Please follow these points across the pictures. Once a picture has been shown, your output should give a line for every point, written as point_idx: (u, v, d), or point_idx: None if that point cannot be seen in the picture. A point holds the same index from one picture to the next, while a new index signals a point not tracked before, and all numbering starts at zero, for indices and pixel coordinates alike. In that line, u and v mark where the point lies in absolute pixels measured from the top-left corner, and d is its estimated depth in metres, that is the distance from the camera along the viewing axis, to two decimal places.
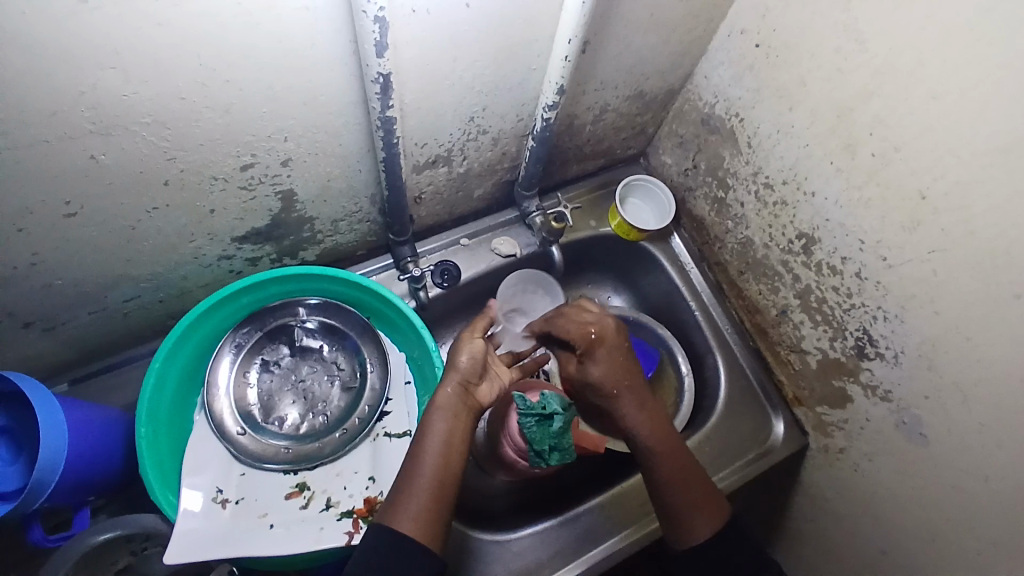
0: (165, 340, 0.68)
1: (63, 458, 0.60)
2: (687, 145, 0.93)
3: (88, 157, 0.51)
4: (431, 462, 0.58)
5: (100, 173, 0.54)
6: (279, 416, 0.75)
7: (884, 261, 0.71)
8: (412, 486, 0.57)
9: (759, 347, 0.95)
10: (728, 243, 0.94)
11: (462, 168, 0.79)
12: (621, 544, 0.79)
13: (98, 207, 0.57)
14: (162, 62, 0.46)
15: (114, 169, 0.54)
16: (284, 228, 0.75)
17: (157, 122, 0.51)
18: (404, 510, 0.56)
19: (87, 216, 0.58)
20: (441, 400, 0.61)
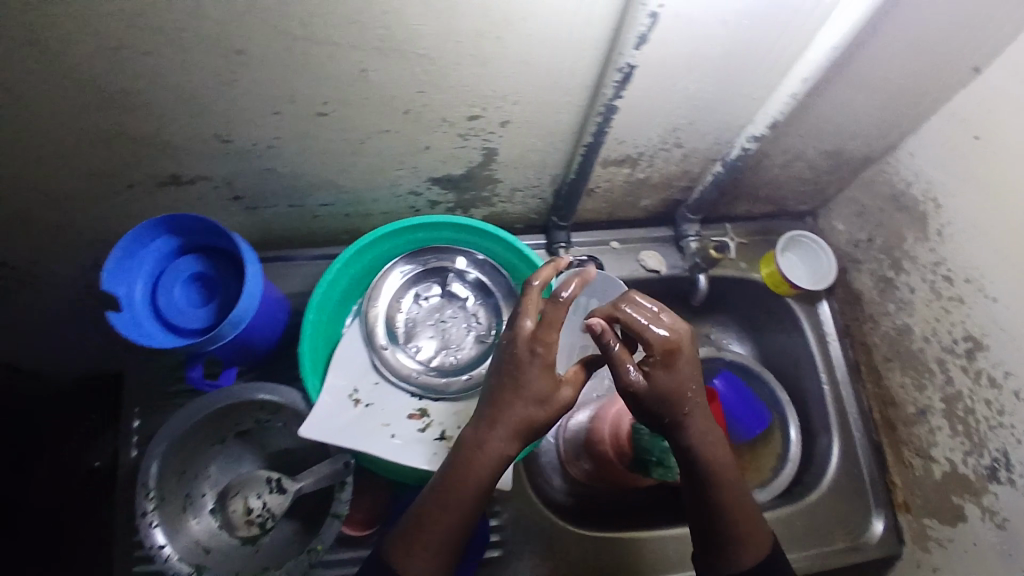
0: (348, 247, 0.78)
1: (247, 317, 0.68)
2: (867, 216, 0.90)
3: (360, 69, 0.59)
4: (452, 509, 0.57)
5: (363, 86, 0.61)
6: (417, 345, 0.82)
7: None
8: (429, 529, 0.57)
9: (880, 442, 0.92)
10: (881, 326, 0.90)
11: (643, 174, 0.82)
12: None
13: (343, 115, 0.65)
14: (456, 5, 0.52)
15: (373, 86, 0.61)
16: (472, 182, 0.81)
17: (428, 57, 0.58)
18: (417, 560, 0.57)
19: (332, 120, 0.66)
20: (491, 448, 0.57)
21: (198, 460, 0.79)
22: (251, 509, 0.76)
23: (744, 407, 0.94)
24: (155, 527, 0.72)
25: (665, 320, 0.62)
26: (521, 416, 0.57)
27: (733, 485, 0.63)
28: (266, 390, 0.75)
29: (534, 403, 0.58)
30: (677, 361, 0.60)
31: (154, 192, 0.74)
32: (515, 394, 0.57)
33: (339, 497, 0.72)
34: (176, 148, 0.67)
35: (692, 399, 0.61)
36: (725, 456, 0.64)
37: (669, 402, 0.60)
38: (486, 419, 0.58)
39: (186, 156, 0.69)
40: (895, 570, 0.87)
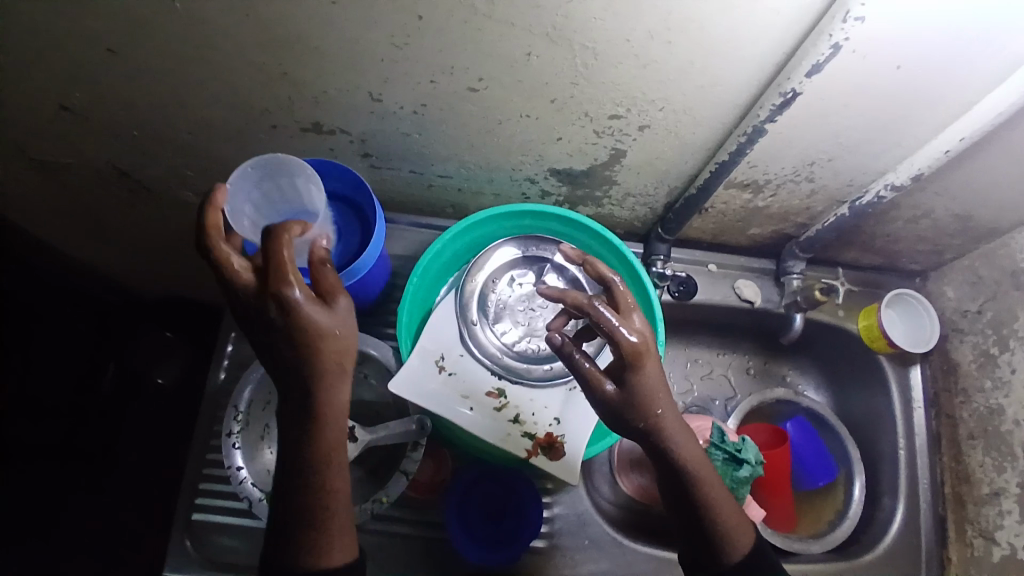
0: (461, 221, 0.80)
1: (364, 270, 0.73)
2: (982, 287, 0.87)
3: (525, 52, 0.61)
4: (330, 480, 0.61)
5: (521, 69, 0.63)
6: (503, 327, 0.83)
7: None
8: (332, 511, 0.61)
9: (946, 517, 0.88)
10: (974, 402, 0.87)
11: (763, 203, 0.82)
12: None
13: (491, 93, 0.67)
14: (639, 6, 0.53)
15: (531, 70, 0.63)
16: (589, 179, 0.82)
17: (593, 51, 0.59)
18: (329, 540, 0.61)
19: (481, 96, 0.68)
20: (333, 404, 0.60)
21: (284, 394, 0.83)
22: None
23: (816, 457, 0.93)
24: (235, 449, 0.77)
25: (637, 322, 0.59)
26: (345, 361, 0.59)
27: (708, 475, 0.64)
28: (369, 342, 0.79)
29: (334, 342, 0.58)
30: (649, 362, 0.59)
31: (294, 136, 0.78)
32: (331, 364, 0.58)
33: (409, 456, 0.75)
34: (328, 99, 0.71)
35: (667, 400, 0.60)
36: (695, 453, 0.63)
37: (637, 414, 0.60)
38: (313, 396, 0.59)
39: (333, 107, 0.72)
40: None
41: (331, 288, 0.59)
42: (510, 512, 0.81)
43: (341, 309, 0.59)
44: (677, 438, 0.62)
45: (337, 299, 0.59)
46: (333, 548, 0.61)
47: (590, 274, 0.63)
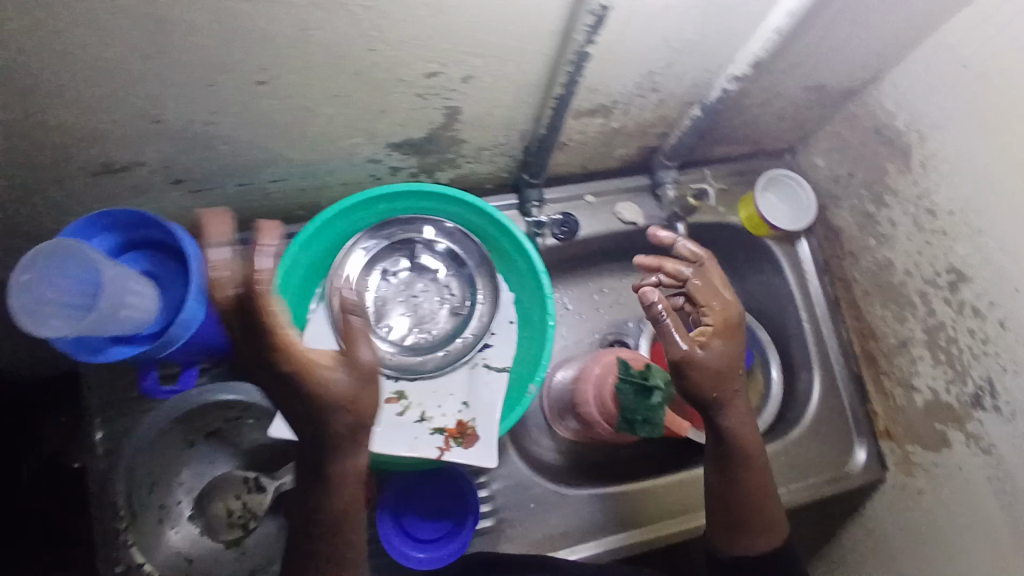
0: (305, 227, 0.71)
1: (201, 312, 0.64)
2: (847, 151, 0.88)
3: (300, 28, 0.52)
4: (348, 539, 0.57)
5: (305, 48, 0.55)
6: (388, 324, 0.78)
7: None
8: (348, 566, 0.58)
9: (861, 374, 0.92)
10: (862, 262, 0.89)
11: (618, 123, 0.78)
12: (650, 535, 0.85)
13: (286, 81, 0.58)
14: None
15: (317, 47, 0.55)
16: (435, 144, 0.74)
17: (378, 9, 0.51)
18: None
19: (273, 88, 0.59)
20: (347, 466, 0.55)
21: (167, 471, 0.78)
22: (232, 511, 0.77)
23: None
24: (130, 546, 0.75)
25: (726, 296, 0.71)
26: (358, 425, 0.54)
27: (762, 465, 0.70)
28: (235, 389, 0.80)
29: (343, 413, 0.52)
30: (734, 334, 0.69)
31: (84, 184, 0.66)
32: (345, 431, 0.53)
33: None
34: (102, 133, 0.59)
35: (740, 380, 0.69)
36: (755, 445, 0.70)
37: (713, 385, 0.67)
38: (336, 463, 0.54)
39: (114, 141, 0.61)
40: (878, 496, 0.89)
41: (354, 346, 0.53)
42: (451, 507, 0.79)
43: (347, 378, 0.52)
44: (744, 426, 0.69)
45: (345, 360, 0.53)
46: None
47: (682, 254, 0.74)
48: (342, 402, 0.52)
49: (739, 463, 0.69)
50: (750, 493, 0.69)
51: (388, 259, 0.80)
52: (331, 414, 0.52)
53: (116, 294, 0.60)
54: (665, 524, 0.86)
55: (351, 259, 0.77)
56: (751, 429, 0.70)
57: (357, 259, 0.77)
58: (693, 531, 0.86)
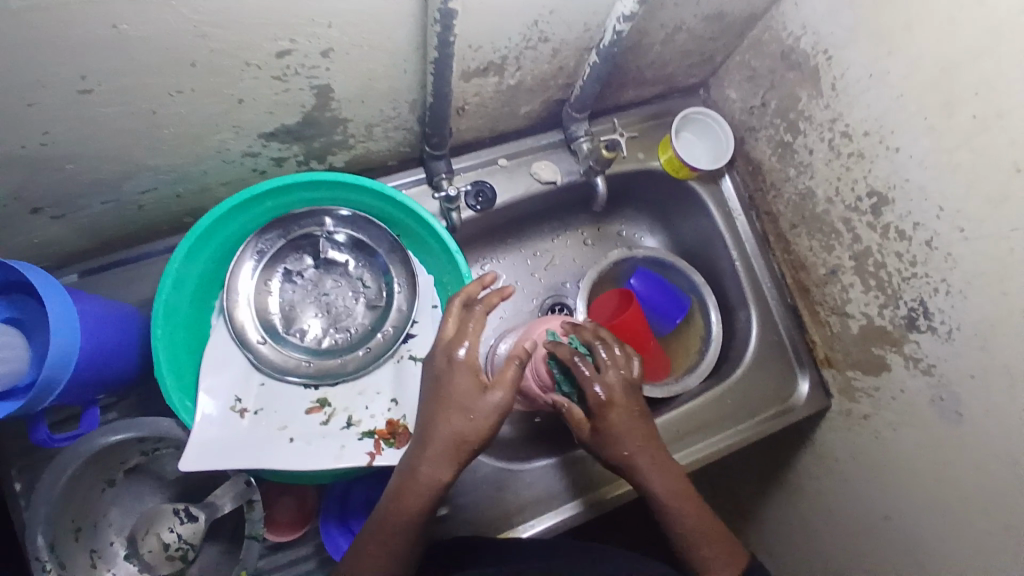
0: (184, 239, 0.65)
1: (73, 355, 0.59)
2: (758, 79, 0.84)
3: (109, 26, 0.46)
4: (400, 529, 0.58)
5: (124, 46, 0.48)
6: (301, 328, 0.72)
7: (1008, 230, 0.61)
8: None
9: (797, 306, 0.91)
10: (785, 192, 0.87)
11: (514, 80, 0.72)
12: (613, 494, 0.82)
13: (116, 85, 0.51)
14: None
15: (138, 43, 0.48)
16: (315, 128, 0.68)
17: None
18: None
19: (104, 95, 0.52)
20: (436, 457, 0.58)
21: (88, 509, 0.72)
22: (167, 544, 0.73)
23: (659, 305, 0.95)
24: None
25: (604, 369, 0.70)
26: (458, 425, 0.58)
27: (691, 507, 0.68)
28: (122, 428, 0.69)
29: (466, 421, 0.58)
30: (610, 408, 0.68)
31: None
32: (451, 434, 0.58)
33: (250, 518, 0.68)
34: None
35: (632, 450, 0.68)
36: (678, 490, 0.69)
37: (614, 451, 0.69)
38: (423, 463, 0.58)
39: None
40: (826, 422, 0.90)
41: (502, 377, 0.59)
42: None
43: (496, 401, 0.58)
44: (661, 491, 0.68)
45: (498, 386, 0.59)
46: None
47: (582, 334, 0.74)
48: (459, 406, 0.58)
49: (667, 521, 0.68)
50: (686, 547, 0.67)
51: (289, 260, 0.73)
52: (449, 412, 0.58)
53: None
54: (609, 487, 0.83)
55: (247, 269, 0.70)
56: (674, 487, 0.69)
57: (254, 266, 0.70)
58: None
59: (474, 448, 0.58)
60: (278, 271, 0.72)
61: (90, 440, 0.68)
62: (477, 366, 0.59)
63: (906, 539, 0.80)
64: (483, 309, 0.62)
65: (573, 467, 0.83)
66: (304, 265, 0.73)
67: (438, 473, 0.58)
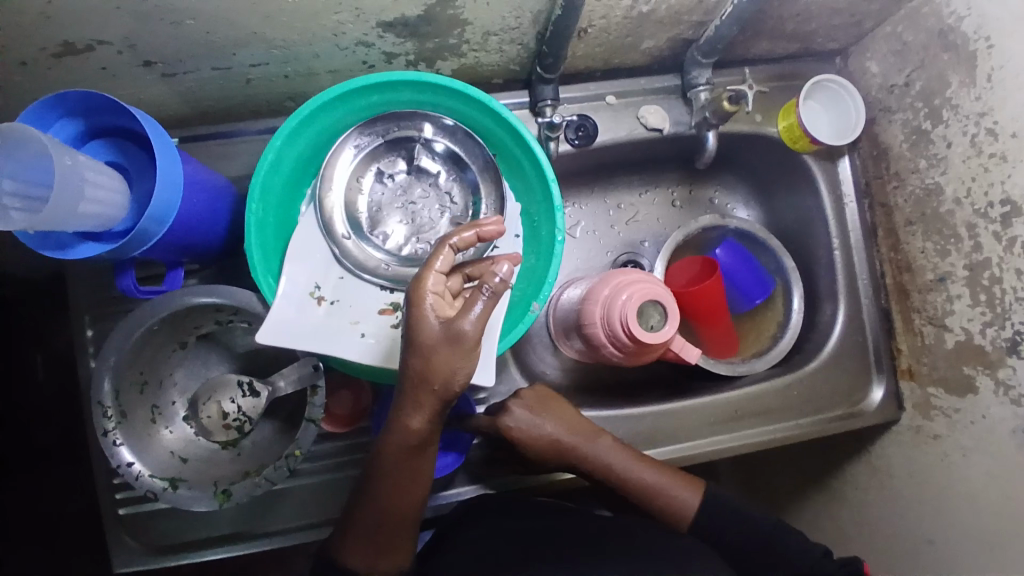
0: (288, 119, 0.64)
1: (172, 212, 0.60)
2: (908, 54, 0.76)
3: None
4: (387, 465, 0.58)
5: None
6: (383, 231, 0.71)
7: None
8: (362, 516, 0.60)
9: (890, 309, 0.84)
10: (908, 184, 0.79)
11: (646, 7, 0.67)
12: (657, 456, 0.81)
13: None
14: None
15: None
16: (433, 27, 0.65)
17: None
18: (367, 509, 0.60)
19: None
20: (408, 400, 0.54)
21: (158, 365, 0.74)
22: (226, 413, 0.76)
23: (744, 280, 0.89)
24: (120, 445, 0.69)
25: (516, 412, 0.72)
26: (419, 368, 0.52)
27: (643, 468, 0.72)
28: (213, 293, 0.70)
29: (423, 363, 0.52)
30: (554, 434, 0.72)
31: (48, 65, 0.60)
32: (412, 377, 0.53)
33: (310, 402, 0.69)
34: (59, 5, 0.53)
35: (574, 451, 0.72)
36: (622, 454, 0.72)
37: (542, 439, 0.71)
38: (401, 407, 0.55)
39: (68, 13, 0.54)
40: (890, 434, 0.85)
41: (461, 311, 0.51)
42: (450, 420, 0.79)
43: (455, 341, 0.51)
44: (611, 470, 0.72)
45: (459, 323, 0.51)
46: (374, 524, 0.60)
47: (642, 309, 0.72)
48: (418, 354, 0.51)
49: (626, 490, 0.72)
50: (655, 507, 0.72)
51: (382, 160, 0.71)
52: (409, 356, 0.52)
53: (69, 186, 0.53)
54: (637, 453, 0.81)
55: (340, 162, 0.69)
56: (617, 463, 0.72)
57: (349, 156, 0.69)
58: (701, 457, 0.81)
59: (445, 392, 0.53)
60: (369, 169, 0.71)
61: (177, 298, 0.70)
62: (432, 304, 0.52)
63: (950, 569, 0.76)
64: (452, 247, 0.55)
65: (621, 424, 0.81)
66: (397, 170, 0.72)
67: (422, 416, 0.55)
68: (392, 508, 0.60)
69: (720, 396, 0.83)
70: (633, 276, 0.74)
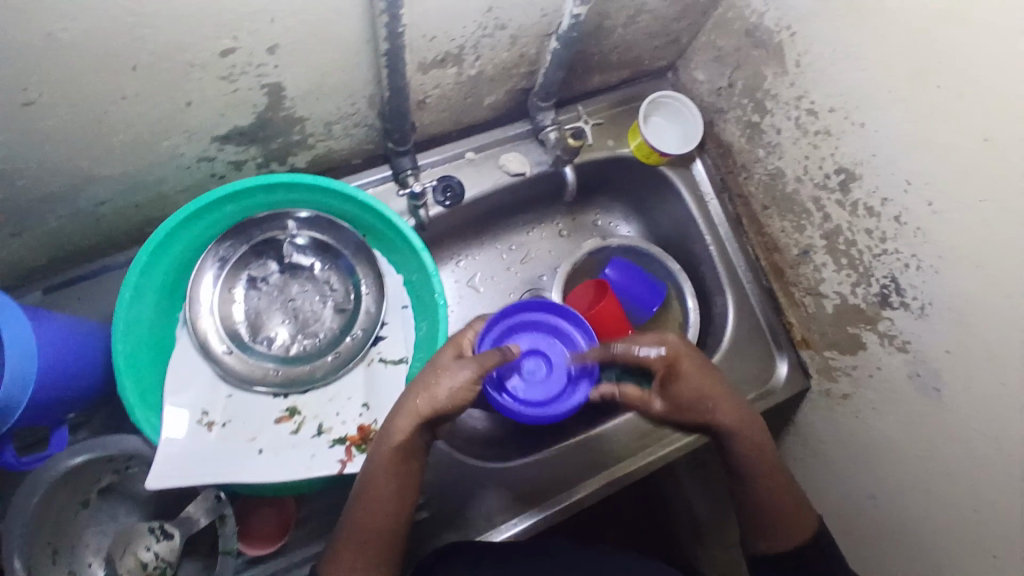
0: (141, 249, 0.62)
1: (32, 376, 0.57)
2: (725, 59, 0.82)
3: (44, 35, 0.44)
4: (384, 469, 0.59)
5: (61, 55, 0.46)
6: (268, 336, 0.70)
7: (980, 201, 0.58)
8: (350, 526, 0.58)
9: (773, 288, 0.89)
10: (755, 173, 0.85)
11: (474, 70, 0.71)
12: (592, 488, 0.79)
13: (59, 95, 0.50)
14: None
15: (75, 51, 0.46)
16: (271, 129, 0.66)
17: None
18: (358, 519, 0.58)
19: (47, 106, 0.50)
20: (407, 402, 0.60)
21: (64, 533, 0.69)
22: (145, 562, 0.69)
23: (637, 293, 0.93)
24: None
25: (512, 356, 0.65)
26: (429, 372, 0.62)
27: (762, 445, 0.69)
28: (82, 449, 0.67)
29: (433, 368, 0.62)
30: (695, 374, 0.70)
31: None
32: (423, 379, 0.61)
33: (222, 533, 0.68)
34: None
35: (716, 399, 0.69)
36: (749, 418, 0.70)
37: (700, 390, 0.69)
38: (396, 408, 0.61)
39: None
40: (807, 403, 0.88)
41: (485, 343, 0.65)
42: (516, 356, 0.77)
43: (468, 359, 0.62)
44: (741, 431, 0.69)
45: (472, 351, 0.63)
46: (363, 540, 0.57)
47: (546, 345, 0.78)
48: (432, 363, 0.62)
49: (749, 459, 0.68)
50: (772, 485, 0.67)
51: (252, 266, 0.71)
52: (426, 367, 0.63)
53: None
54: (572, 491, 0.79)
55: (207, 281, 0.67)
56: (750, 429, 0.69)
57: (213, 271, 0.68)
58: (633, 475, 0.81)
59: (446, 401, 0.60)
60: (240, 278, 0.70)
61: (47, 470, 0.65)
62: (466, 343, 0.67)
63: (895, 522, 0.77)
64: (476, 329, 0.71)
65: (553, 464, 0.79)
66: (269, 272, 0.71)
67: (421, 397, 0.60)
68: (377, 520, 0.58)
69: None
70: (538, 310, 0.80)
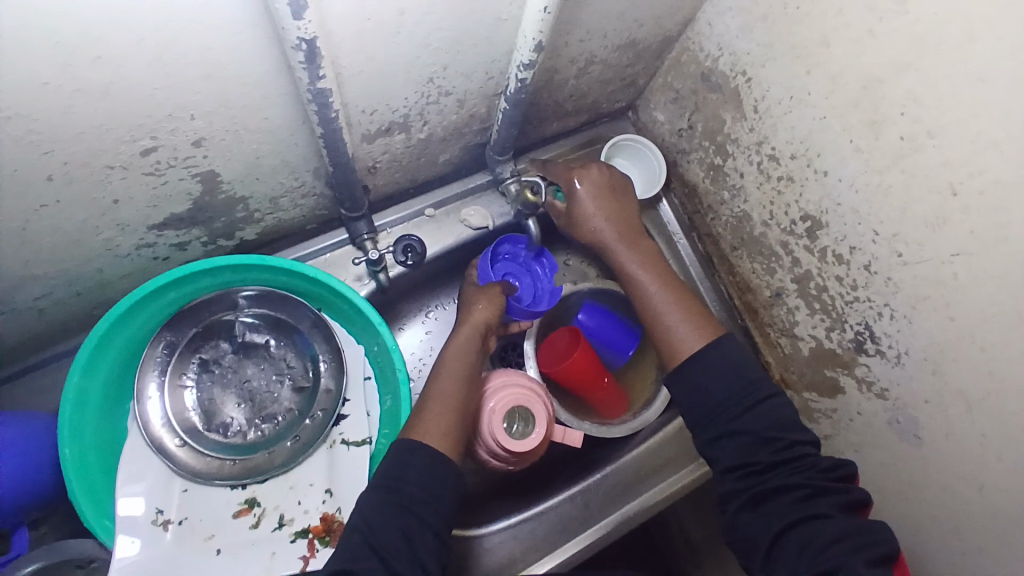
0: (81, 348, 0.59)
1: None
2: (683, 101, 0.80)
3: None
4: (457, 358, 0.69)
5: None
6: (222, 422, 0.67)
7: (951, 254, 0.56)
8: (434, 410, 0.63)
9: (747, 327, 0.86)
10: (722, 215, 0.83)
11: (423, 134, 0.68)
12: (576, 548, 0.75)
13: None
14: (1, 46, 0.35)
15: None
16: (211, 211, 0.63)
17: (22, 115, 0.40)
18: (434, 404, 0.64)
19: None
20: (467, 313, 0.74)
21: None
22: None
23: (612, 337, 0.91)
24: None
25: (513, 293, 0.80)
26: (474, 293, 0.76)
27: (664, 284, 0.74)
28: (36, 557, 0.64)
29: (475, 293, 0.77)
30: (597, 207, 0.77)
31: None
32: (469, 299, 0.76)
33: None
34: None
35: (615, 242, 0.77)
36: (647, 263, 0.76)
37: (592, 220, 0.77)
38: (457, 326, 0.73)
39: None
40: None
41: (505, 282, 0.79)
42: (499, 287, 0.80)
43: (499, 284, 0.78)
44: (641, 268, 0.75)
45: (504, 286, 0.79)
46: (440, 414, 0.63)
47: (506, 405, 0.72)
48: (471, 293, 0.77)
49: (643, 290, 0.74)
50: (671, 305, 0.72)
51: (201, 348, 0.68)
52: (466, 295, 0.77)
53: None
54: (557, 552, 0.74)
55: (154, 372, 0.65)
56: (662, 271, 0.75)
57: (159, 358, 0.65)
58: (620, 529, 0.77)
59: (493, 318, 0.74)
60: (190, 363, 0.67)
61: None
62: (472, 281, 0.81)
63: None
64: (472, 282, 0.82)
65: (532, 527, 0.76)
66: (222, 352, 0.69)
67: (488, 311, 0.73)
68: (449, 397, 0.65)
69: (621, 461, 0.81)
70: (513, 375, 0.74)
